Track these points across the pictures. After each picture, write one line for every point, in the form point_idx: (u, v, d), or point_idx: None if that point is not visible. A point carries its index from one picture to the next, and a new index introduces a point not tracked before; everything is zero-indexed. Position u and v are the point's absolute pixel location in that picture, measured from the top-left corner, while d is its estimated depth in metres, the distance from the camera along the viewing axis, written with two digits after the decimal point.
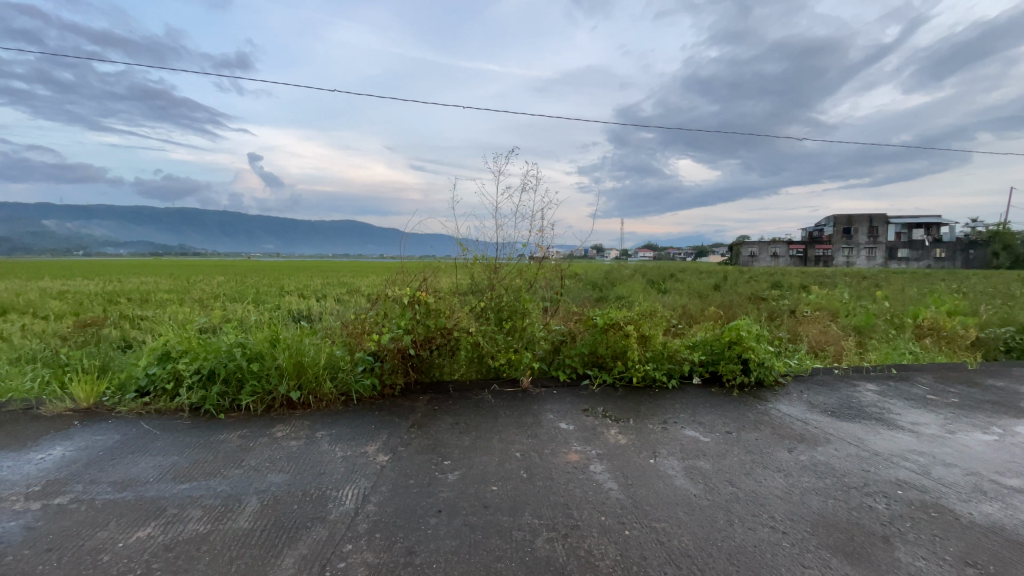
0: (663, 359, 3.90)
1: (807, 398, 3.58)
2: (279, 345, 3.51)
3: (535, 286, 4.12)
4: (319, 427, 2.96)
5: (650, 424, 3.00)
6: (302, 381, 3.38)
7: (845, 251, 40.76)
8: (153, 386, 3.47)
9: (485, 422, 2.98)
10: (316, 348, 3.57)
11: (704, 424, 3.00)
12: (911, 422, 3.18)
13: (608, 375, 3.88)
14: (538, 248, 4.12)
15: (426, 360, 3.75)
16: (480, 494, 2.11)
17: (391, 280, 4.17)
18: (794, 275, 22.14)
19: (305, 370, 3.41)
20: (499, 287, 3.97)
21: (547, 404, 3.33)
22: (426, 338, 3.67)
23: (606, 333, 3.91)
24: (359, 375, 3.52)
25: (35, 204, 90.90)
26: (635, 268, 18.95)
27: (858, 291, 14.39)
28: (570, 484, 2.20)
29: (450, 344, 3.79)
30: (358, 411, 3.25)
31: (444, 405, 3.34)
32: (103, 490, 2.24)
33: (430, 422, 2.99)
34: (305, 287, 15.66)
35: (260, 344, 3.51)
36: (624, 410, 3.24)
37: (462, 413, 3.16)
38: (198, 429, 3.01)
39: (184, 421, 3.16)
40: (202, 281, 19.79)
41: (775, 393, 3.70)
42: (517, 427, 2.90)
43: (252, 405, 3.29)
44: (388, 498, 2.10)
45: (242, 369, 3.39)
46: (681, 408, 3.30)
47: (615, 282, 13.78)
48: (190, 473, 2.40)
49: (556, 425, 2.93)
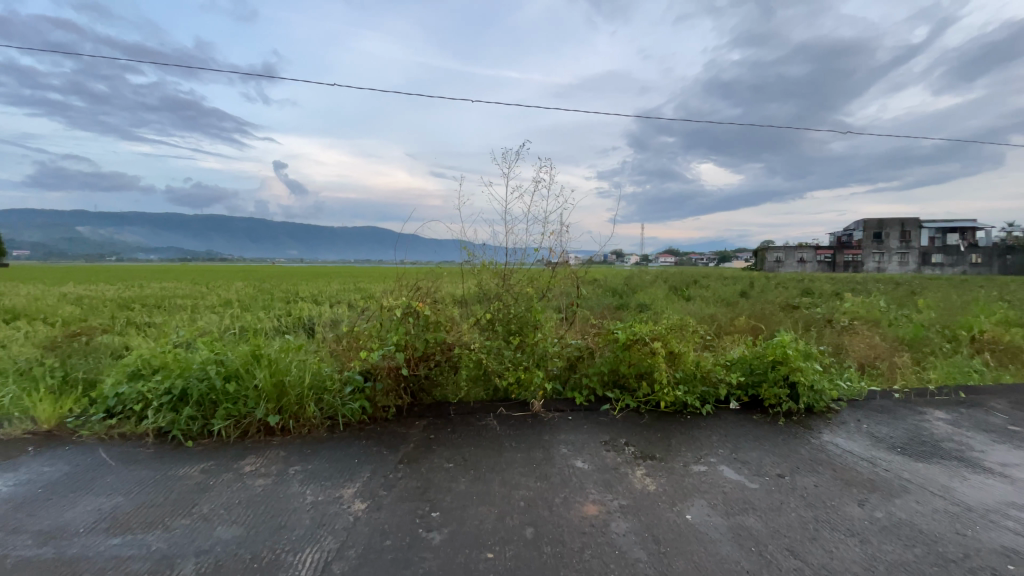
0: (696, 381, 3.40)
1: (868, 430, 3.04)
2: (260, 361, 3.14)
3: (549, 295, 3.72)
4: (294, 461, 2.54)
5: (683, 463, 2.50)
6: (282, 404, 2.98)
7: (876, 256, 39.20)
8: (122, 407, 3.13)
9: (487, 457, 2.53)
10: (302, 365, 3.18)
11: (750, 464, 2.49)
12: (1000, 463, 2.62)
13: (631, 398, 3.40)
14: (552, 253, 3.71)
15: (424, 379, 3.32)
16: (470, 566, 1.65)
17: (391, 289, 3.82)
18: (822, 282, 21.26)
19: (286, 391, 3.01)
20: (508, 297, 3.56)
21: (561, 434, 2.86)
22: (424, 354, 3.25)
23: (628, 349, 3.42)
24: (347, 397, 3.09)
25: (70, 211, 94.07)
26: (656, 274, 18.39)
27: (896, 299, 13.57)
28: (585, 552, 1.73)
29: (450, 362, 3.36)
30: (343, 441, 2.83)
31: (442, 433, 2.90)
32: (20, 544, 1.86)
33: (423, 457, 2.55)
34: (318, 294, 15.38)
35: (238, 361, 3.13)
36: (652, 444, 2.75)
37: (462, 444, 2.71)
38: (159, 462, 2.64)
39: (147, 450, 2.79)
40: (217, 286, 19.77)
41: (828, 422, 3.17)
42: (524, 464, 2.45)
43: (225, 430, 2.89)
44: (354, 568, 1.66)
45: (216, 390, 3.01)
46: (719, 442, 2.79)
47: (637, 290, 13.27)
48: (129, 523, 2.01)
49: (571, 464, 2.46)
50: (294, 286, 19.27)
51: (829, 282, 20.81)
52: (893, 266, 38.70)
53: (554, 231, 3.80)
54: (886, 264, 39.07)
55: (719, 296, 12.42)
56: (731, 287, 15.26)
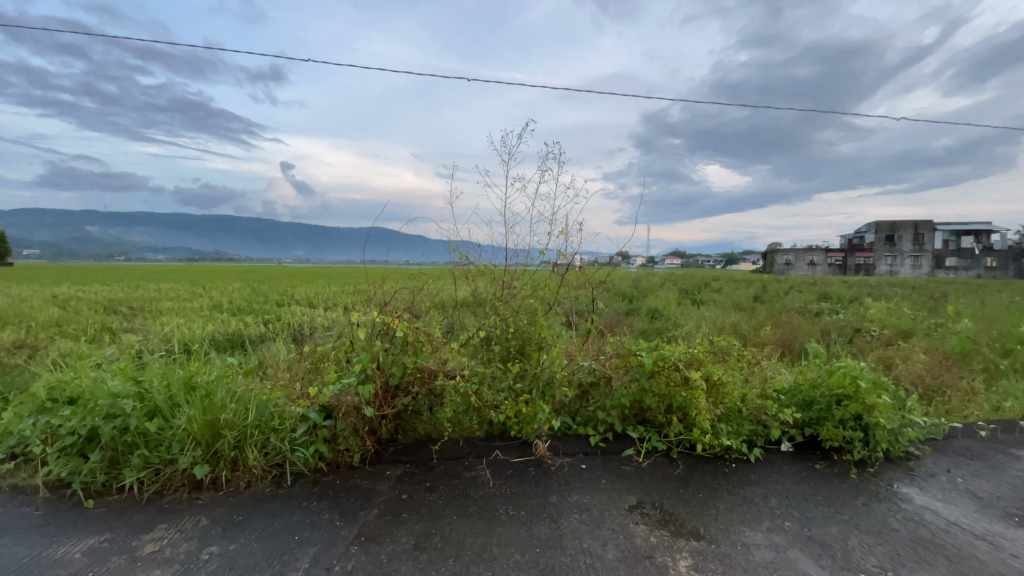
0: (742, 419, 2.70)
1: (968, 489, 2.36)
2: (194, 393, 2.51)
3: (555, 307, 3.17)
4: (214, 539, 1.89)
5: (741, 547, 1.83)
6: (216, 451, 2.35)
7: (888, 259, 38.24)
8: (20, 449, 2.49)
9: (475, 536, 1.87)
10: (244, 397, 2.54)
11: (834, 551, 1.82)
12: None
13: (660, 438, 2.72)
14: (560, 255, 3.12)
15: (402, 414, 2.69)
16: None
17: (369, 303, 3.22)
18: (834, 286, 20.45)
19: (222, 433, 2.38)
20: (506, 310, 2.96)
21: (573, 493, 2.20)
22: (400, 384, 2.60)
23: (653, 378, 2.73)
24: (300, 440, 2.45)
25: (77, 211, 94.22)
26: (663, 276, 17.68)
27: (917, 305, 12.84)
28: None
29: (431, 392, 2.69)
30: (289, 501, 2.18)
31: (418, 490, 2.24)
32: None
33: (387, 533, 1.90)
34: (312, 296, 14.76)
35: (166, 393, 2.51)
36: (693, 511, 2.08)
37: (442, 511, 2.05)
38: (40, 532, 1.99)
39: (34, 511, 2.15)
40: (210, 287, 19.27)
41: (912, 474, 2.49)
42: (522, 549, 1.79)
43: (140, 484, 2.27)
44: None
45: (133, 431, 2.38)
46: (780, 507, 2.12)
47: (644, 294, 12.59)
48: None
49: (587, 549, 1.79)
50: (292, 287, 18.68)
51: (844, 286, 20.09)
52: (906, 269, 37.69)
53: (562, 230, 3.24)
54: (899, 267, 38.09)
55: (732, 301, 11.71)
56: (742, 291, 14.55)
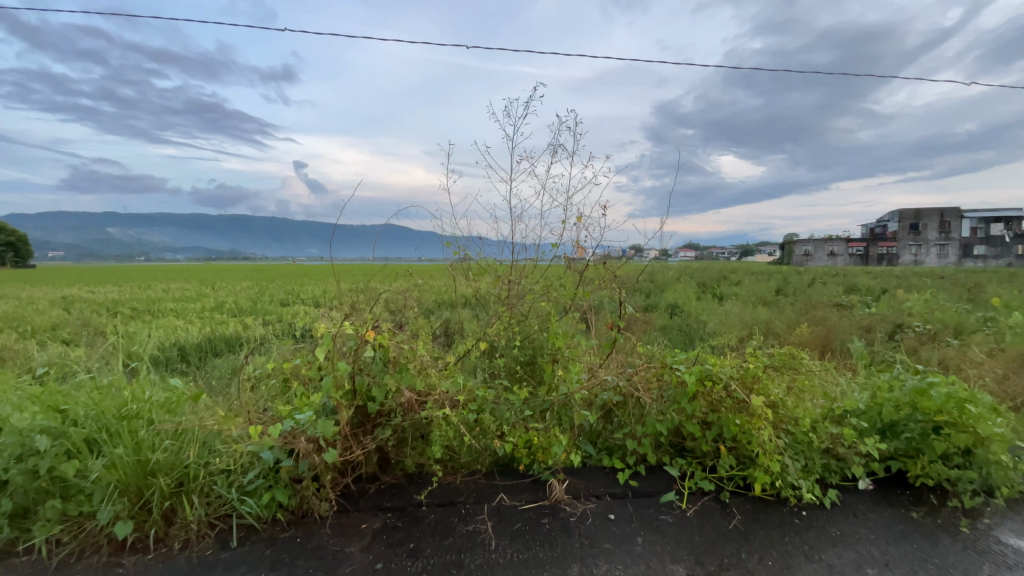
0: (811, 451, 2.14)
1: None
2: (128, 424, 2.03)
3: (571, 312, 2.65)
4: None
5: None
6: (148, 500, 1.87)
7: (914, 248, 36.83)
8: None
9: None
10: (188, 429, 2.05)
11: None
12: None
13: (704, 474, 2.18)
14: (574, 248, 2.66)
15: (385, 447, 2.19)
16: None
17: (349, 309, 2.73)
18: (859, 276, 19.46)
19: (155, 477, 1.89)
20: (513, 314, 2.54)
21: (599, 562, 1.67)
22: (381, 409, 2.11)
23: (694, 401, 2.20)
24: (255, 483, 1.96)
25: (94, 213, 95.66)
26: (680, 269, 16.91)
27: (953, 296, 11.97)
28: None
29: (419, 421, 2.18)
30: (230, 570, 1.68)
31: (398, 554, 1.73)
32: None
33: None
34: (316, 295, 14.30)
35: (93, 426, 2.03)
36: None
37: None
38: None
39: None
40: (215, 286, 19.00)
41: None
42: None
43: (50, 544, 1.80)
44: None
45: (47, 474, 1.90)
46: None
47: (660, 289, 11.93)
48: None
49: None
50: (299, 286, 18.33)
51: (869, 277, 19.10)
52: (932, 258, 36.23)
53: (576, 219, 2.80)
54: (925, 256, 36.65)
55: (755, 295, 11.03)
56: (764, 284, 13.77)
